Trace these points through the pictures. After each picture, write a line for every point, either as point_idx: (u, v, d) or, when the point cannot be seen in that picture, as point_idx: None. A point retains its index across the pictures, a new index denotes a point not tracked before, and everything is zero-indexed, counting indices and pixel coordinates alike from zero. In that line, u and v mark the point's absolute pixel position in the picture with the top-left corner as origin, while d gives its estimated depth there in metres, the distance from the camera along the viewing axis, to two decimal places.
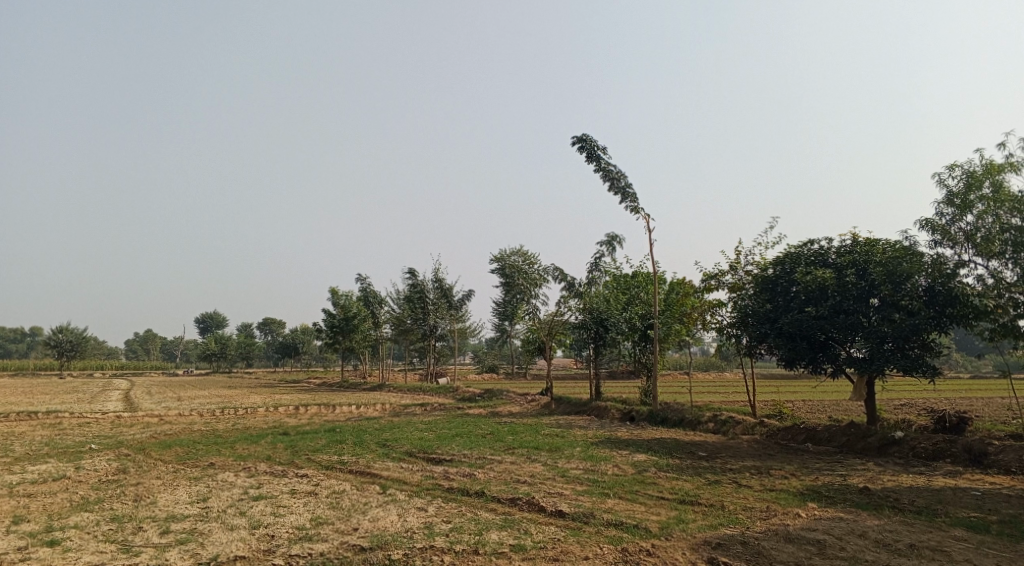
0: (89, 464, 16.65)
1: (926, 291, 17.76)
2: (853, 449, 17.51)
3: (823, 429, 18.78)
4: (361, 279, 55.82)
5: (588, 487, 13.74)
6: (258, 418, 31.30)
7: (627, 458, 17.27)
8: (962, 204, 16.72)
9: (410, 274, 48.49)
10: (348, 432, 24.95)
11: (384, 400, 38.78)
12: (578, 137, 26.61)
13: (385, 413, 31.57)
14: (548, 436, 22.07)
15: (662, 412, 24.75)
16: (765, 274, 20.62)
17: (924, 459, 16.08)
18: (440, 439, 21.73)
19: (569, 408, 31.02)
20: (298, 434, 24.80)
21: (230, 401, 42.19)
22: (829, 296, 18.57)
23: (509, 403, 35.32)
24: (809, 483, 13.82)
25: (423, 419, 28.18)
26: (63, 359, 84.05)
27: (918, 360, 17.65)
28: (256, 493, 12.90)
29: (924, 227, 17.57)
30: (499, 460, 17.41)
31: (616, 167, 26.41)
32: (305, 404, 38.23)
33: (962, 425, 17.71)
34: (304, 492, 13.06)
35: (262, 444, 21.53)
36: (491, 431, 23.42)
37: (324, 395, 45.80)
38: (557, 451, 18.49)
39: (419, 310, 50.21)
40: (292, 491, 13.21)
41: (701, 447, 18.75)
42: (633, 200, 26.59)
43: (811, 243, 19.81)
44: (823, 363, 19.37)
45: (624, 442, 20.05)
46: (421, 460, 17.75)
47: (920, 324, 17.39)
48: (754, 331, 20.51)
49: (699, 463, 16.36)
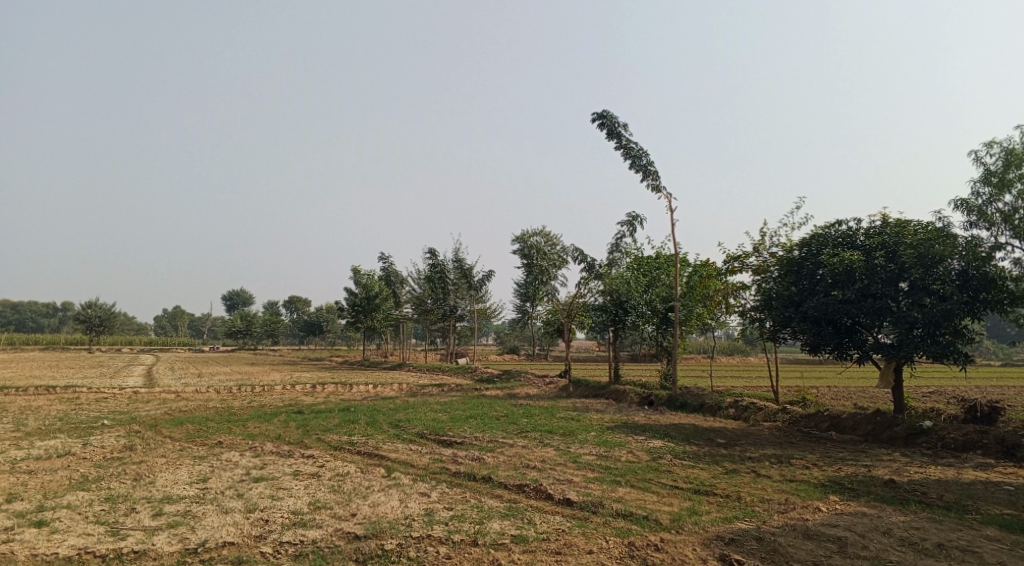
0: (97, 441, 16.56)
1: (959, 275, 16.91)
2: (879, 439, 16.77)
3: (847, 417, 18.05)
4: (382, 257, 55.67)
5: (599, 475, 13.24)
6: (274, 397, 31.29)
7: (643, 444, 16.73)
8: (999, 183, 15.78)
9: (430, 253, 48.16)
10: (361, 411, 24.73)
11: (402, 380, 38.64)
12: (598, 113, 25.84)
13: (402, 393, 31.37)
14: (563, 419, 21.59)
15: (681, 397, 24.14)
16: (790, 256, 19.80)
17: (954, 451, 15.31)
18: (452, 421, 21.37)
19: (587, 391, 30.55)
20: (312, 412, 24.65)
21: (250, 378, 42.42)
22: (856, 280, 17.72)
23: (527, 385, 34.89)
24: (831, 474, 13.18)
25: (439, 400, 27.90)
26: (92, 334, 85.42)
27: (949, 347, 16.81)
28: (257, 475, 12.60)
29: (959, 208, 16.64)
30: (511, 443, 16.97)
31: (637, 144, 25.61)
32: (322, 382, 38.22)
33: (993, 415, 16.87)
34: (307, 475, 12.74)
35: (274, 423, 21.37)
36: (505, 413, 23.01)
37: (343, 373, 45.80)
38: (571, 436, 18.04)
39: (440, 291, 49.96)
40: (294, 474, 12.90)
41: (720, 434, 18.14)
42: (654, 178, 25.81)
43: (838, 224, 18.94)
44: (849, 349, 18.57)
45: (640, 427, 19.51)
46: (431, 443, 17.40)
47: (953, 309, 16.54)
48: (777, 315, 19.72)
49: (717, 451, 15.77)
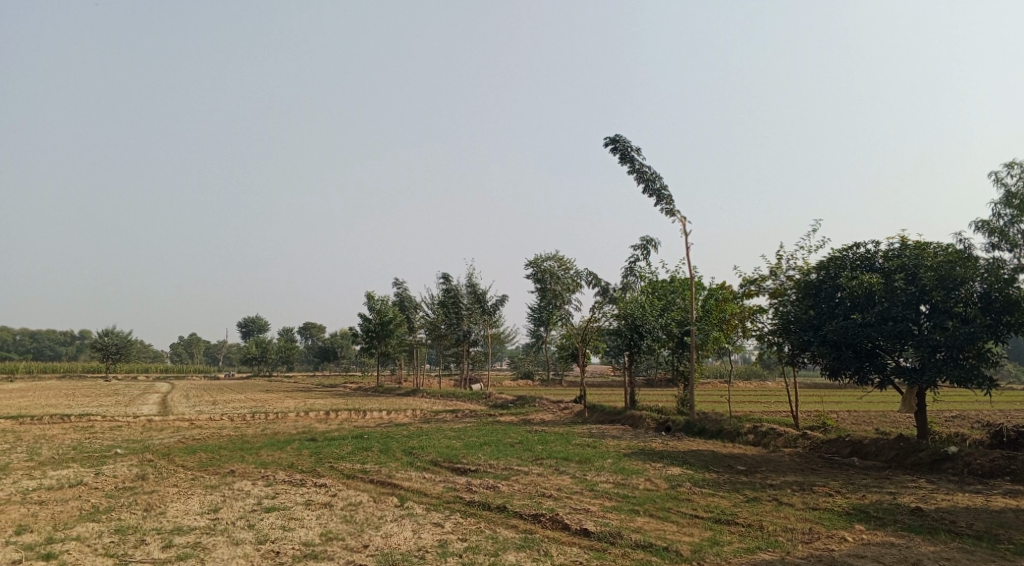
0: (109, 470, 16.48)
1: (981, 298, 16.59)
2: (903, 465, 16.32)
3: (870, 443, 17.61)
4: (396, 283, 55.76)
5: (616, 504, 12.94)
6: (288, 424, 31.15)
7: (660, 471, 16.40)
8: (1021, 205, 15.50)
9: (444, 279, 48.17)
10: (375, 438, 24.52)
11: (416, 407, 38.42)
12: (610, 137, 25.86)
13: (415, 420, 31.13)
14: (578, 446, 21.27)
15: (699, 422, 23.73)
16: (808, 280, 19.53)
17: (981, 477, 14.84)
18: (467, 448, 21.10)
19: (603, 416, 30.16)
20: (325, 440, 24.47)
21: (264, 405, 42.36)
22: (876, 303, 17.42)
23: (542, 411, 34.52)
24: (855, 502, 12.79)
25: (453, 427, 27.63)
26: (109, 362, 85.98)
27: (973, 371, 16.36)
28: (269, 505, 12.43)
29: (980, 230, 16.36)
30: (525, 471, 16.68)
31: (651, 168, 25.54)
32: (336, 409, 38.07)
33: (1021, 440, 16.37)
34: (319, 504, 12.55)
35: (287, 451, 21.22)
36: (520, 440, 22.71)
37: (357, 400, 45.65)
38: (587, 463, 17.72)
39: (453, 316, 49.87)
40: (306, 503, 12.71)
41: (739, 460, 17.75)
42: (668, 202, 25.70)
43: (856, 246, 18.69)
44: (870, 374, 18.18)
45: (658, 454, 19.15)
46: (445, 471, 17.16)
47: (976, 333, 16.18)
48: (796, 339, 19.38)
49: (737, 478, 15.39)
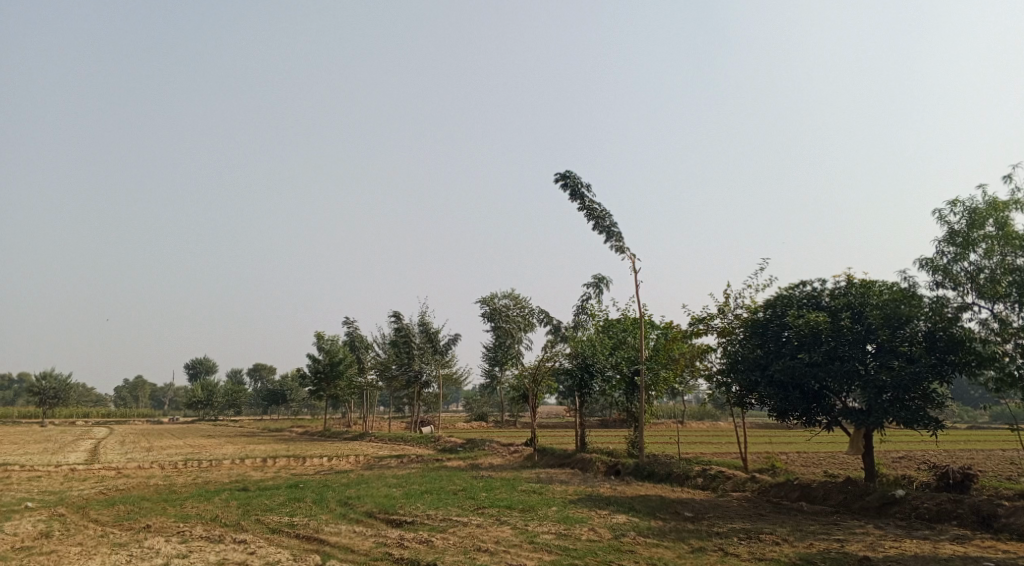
0: (11, 527, 15.11)
1: (926, 337, 16.61)
2: (851, 509, 16.01)
3: (818, 486, 17.28)
4: (347, 322, 54.34)
5: (556, 557, 12.25)
6: (222, 472, 29.50)
7: (605, 520, 15.73)
8: (963, 242, 15.65)
9: (395, 317, 47.13)
10: (312, 488, 23.27)
11: (361, 451, 37.03)
12: (561, 174, 25.74)
13: (358, 466, 29.88)
14: (523, 493, 20.50)
15: (648, 465, 23.20)
16: (755, 318, 19.41)
17: (929, 522, 14.54)
18: (407, 497, 20.07)
19: (552, 460, 29.41)
20: (258, 490, 23.18)
21: (200, 452, 40.30)
22: (822, 342, 17.31)
23: (491, 454, 33.57)
24: (802, 551, 12.32)
25: (396, 473, 26.52)
26: (44, 407, 81.39)
27: (919, 413, 16.27)
28: None
29: (924, 267, 16.47)
30: (465, 522, 15.78)
31: (600, 205, 25.46)
32: (276, 455, 36.40)
33: (967, 482, 16.22)
34: None
35: (214, 503, 19.97)
36: (464, 487, 21.77)
37: (301, 445, 43.85)
38: (530, 511, 16.99)
39: (404, 356, 48.62)
40: None
41: (687, 506, 17.19)
42: (618, 239, 25.55)
43: (802, 285, 18.69)
44: (817, 415, 18.02)
45: (605, 500, 18.53)
46: (380, 524, 16.27)
47: (921, 373, 16.10)
48: (744, 378, 19.10)
49: (683, 526, 14.81)
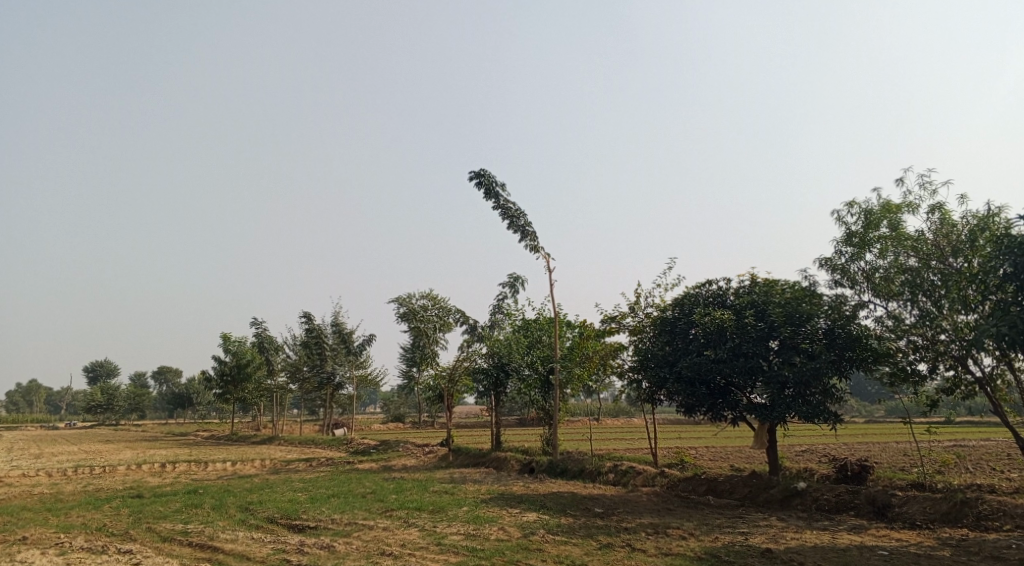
0: None
1: (825, 334, 17.17)
2: (755, 502, 16.41)
3: (724, 480, 17.64)
4: (256, 322, 52.14)
5: (462, 558, 11.89)
6: (115, 479, 27.58)
7: (516, 518, 15.48)
8: (860, 242, 16.33)
9: (307, 317, 45.55)
10: (211, 494, 22.00)
11: (269, 455, 35.51)
12: (475, 171, 25.38)
13: (263, 470, 28.56)
14: (435, 493, 20.04)
15: (562, 462, 23.21)
16: (663, 316, 19.67)
17: (827, 513, 15.05)
18: (312, 501, 19.24)
19: (467, 460, 29.04)
20: (152, 497, 21.75)
21: (93, 458, 37.63)
22: (727, 339, 17.69)
23: (405, 456, 32.88)
24: (707, 544, 12.45)
25: (303, 477, 25.49)
26: None
27: (819, 407, 16.85)
28: None
29: (823, 266, 17.11)
30: (370, 525, 15.19)
31: (515, 205, 25.28)
32: (175, 460, 34.36)
33: (863, 474, 16.91)
34: None
35: (101, 511, 18.54)
36: (373, 489, 21.10)
37: (204, 450, 41.65)
38: (439, 513, 16.55)
39: (317, 357, 47.06)
40: None
41: (597, 502, 17.17)
42: (532, 239, 25.46)
43: (709, 283, 19.08)
44: (723, 410, 18.42)
45: (516, 498, 18.33)
46: (280, 529, 15.47)
47: (821, 368, 16.63)
48: (653, 375, 19.30)
49: (593, 522, 14.75)
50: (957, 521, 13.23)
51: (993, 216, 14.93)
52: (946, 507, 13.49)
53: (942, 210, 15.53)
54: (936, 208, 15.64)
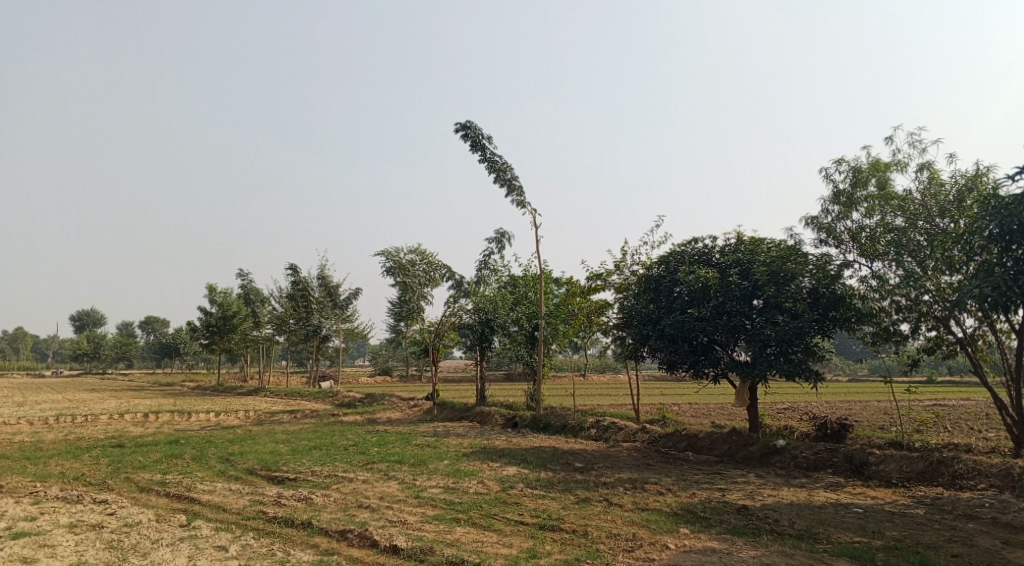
0: None
1: (809, 293, 17.06)
2: (735, 459, 16.51)
3: (705, 437, 17.72)
4: (242, 273, 51.59)
5: (439, 512, 11.85)
6: (97, 428, 27.46)
7: (496, 472, 15.48)
8: (847, 201, 16.07)
9: (292, 270, 45.08)
10: (193, 444, 21.92)
11: (253, 407, 35.45)
12: (461, 123, 24.76)
13: (248, 421, 28.51)
14: (417, 446, 20.05)
15: (545, 417, 23.27)
16: (649, 274, 19.49)
17: (805, 470, 15.15)
18: (293, 453, 19.19)
19: (451, 413, 29.13)
20: (134, 446, 21.65)
21: (76, 406, 37.43)
22: (711, 297, 17.56)
23: (390, 409, 32.96)
24: (684, 500, 12.47)
25: (286, 428, 25.46)
26: None
27: (801, 365, 16.80)
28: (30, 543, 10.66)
29: (809, 225, 16.88)
30: (350, 478, 15.16)
31: (501, 159, 24.75)
32: (159, 410, 34.24)
33: (843, 432, 17.02)
34: (95, 533, 11.17)
35: (81, 460, 18.40)
36: (355, 442, 21.09)
37: (189, 400, 41.56)
38: (420, 466, 16.55)
39: (303, 310, 46.72)
40: (78, 537, 10.99)
41: (578, 457, 17.23)
42: (519, 193, 25.02)
43: (694, 242, 18.85)
44: (705, 368, 18.39)
45: (498, 452, 18.36)
46: (259, 481, 15.40)
47: (804, 327, 16.53)
48: (637, 333, 19.20)
49: (572, 477, 14.77)
50: (932, 479, 13.34)
51: (982, 176, 14.69)
52: (922, 466, 13.60)
53: (931, 169, 15.26)
54: (925, 168, 15.36)
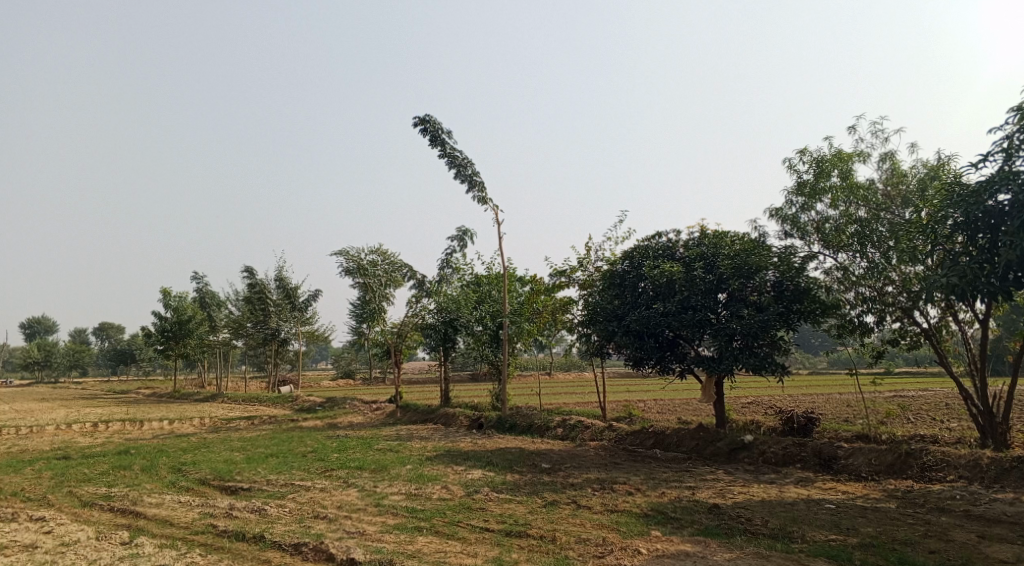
0: None
1: (774, 286, 16.94)
2: (703, 455, 16.30)
3: (672, 434, 17.47)
4: (197, 276, 49.97)
5: (401, 521, 11.29)
6: (41, 440, 26.08)
7: (461, 477, 14.96)
8: (811, 192, 15.99)
9: (248, 272, 43.78)
10: (143, 454, 20.90)
11: (210, 413, 34.25)
12: (420, 117, 24.15)
13: (202, 429, 27.41)
14: (379, 451, 19.43)
15: (511, 417, 22.83)
16: (613, 269, 19.20)
17: (774, 465, 14.98)
18: (249, 461, 18.38)
19: (415, 416, 28.51)
20: (79, 458, 20.53)
21: (21, 417, 35.71)
22: (676, 292, 17.33)
23: (352, 413, 32.14)
24: (654, 500, 12.14)
25: (243, 436, 24.52)
26: None
27: (766, 359, 16.64)
28: None
29: (773, 218, 16.76)
30: (308, 486, 14.50)
31: (462, 153, 24.22)
32: (109, 419, 32.79)
33: (809, 426, 16.95)
34: (24, 556, 10.29)
35: (20, 475, 17.33)
36: (314, 448, 20.35)
37: (142, 408, 40.01)
38: (382, 472, 15.94)
39: (261, 313, 45.38)
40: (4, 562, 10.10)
41: (544, 458, 16.82)
42: (480, 189, 24.52)
43: (659, 236, 18.61)
44: (671, 363, 18.14)
45: (463, 455, 17.86)
46: (211, 492, 14.62)
47: (770, 320, 16.34)
48: (602, 329, 18.88)
49: (539, 479, 14.34)
50: (901, 472, 13.25)
51: (943, 166, 14.74)
52: (891, 459, 13.51)
53: (893, 160, 15.26)
54: (887, 158, 15.36)
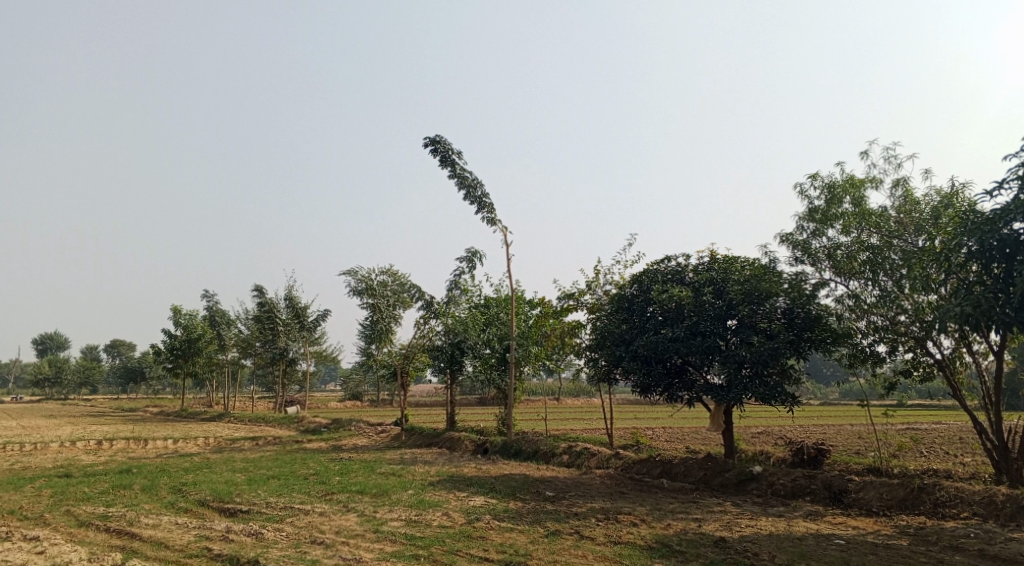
0: None
1: (784, 313, 16.69)
2: (710, 486, 15.96)
3: (679, 463, 17.13)
4: (207, 295, 50.17)
5: (399, 548, 11.06)
6: (45, 457, 25.99)
7: (462, 503, 14.70)
8: (822, 219, 15.82)
9: (258, 291, 43.88)
10: (145, 473, 20.74)
11: (215, 433, 34.14)
12: (430, 138, 24.26)
13: (206, 449, 27.27)
14: (382, 475, 19.19)
15: (516, 443, 22.54)
16: (622, 294, 19.03)
17: (783, 497, 14.63)
18: (250, 483, 18.19)
19: (420, 439, 28.24)
20: (81, 476, 20.39)
21: (27, 433, 35.72)
22: (685, 317, 17.11)
23: (357, 435, 31.90)
24: (658, 532, 11.84)
25: (246, 456, 24.35)
26: None
27: (776, 388, 16.34)
28: None
29: (784, 244, 16.57)
30: (307, 510, 14.30)
31: (471, 174, 24.26)
32: (114, 437, 32.72)
33: (820, 458, 16.58)
34: None
35: (20, 492, 17.22)
36: (317, 470, 20.15)
37: (148, 426, 39.91)
38: (383, 496, 15.71)
39: (269, 332, 45.38)
40: None
41: (548, 485, 16.52)
42: (489, 210, 24.51)
43: (668, 260, 18.46)
44: (679, 390, 17.86)
45: (466, 480, 17.60)
46: (210, 514, 14.43)
47: (780, 348, 16.06)
48: (609, 354, 18.67)
49: (542, 507, 14.06)
50: (913, 508, 12.88)
51: (957, 194, 14.54)
52: (903, 493, 13.15)
53: (906, 186, 15.10)
54: (899, 185, 15.20)
